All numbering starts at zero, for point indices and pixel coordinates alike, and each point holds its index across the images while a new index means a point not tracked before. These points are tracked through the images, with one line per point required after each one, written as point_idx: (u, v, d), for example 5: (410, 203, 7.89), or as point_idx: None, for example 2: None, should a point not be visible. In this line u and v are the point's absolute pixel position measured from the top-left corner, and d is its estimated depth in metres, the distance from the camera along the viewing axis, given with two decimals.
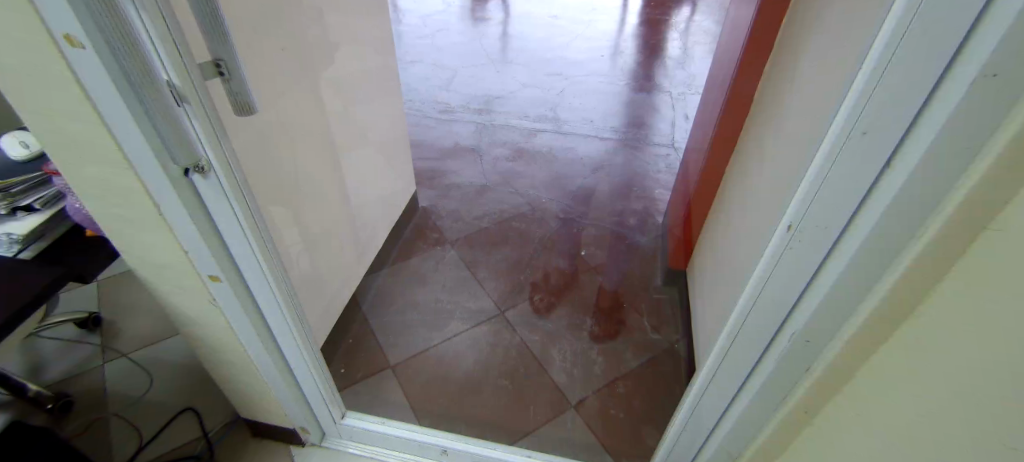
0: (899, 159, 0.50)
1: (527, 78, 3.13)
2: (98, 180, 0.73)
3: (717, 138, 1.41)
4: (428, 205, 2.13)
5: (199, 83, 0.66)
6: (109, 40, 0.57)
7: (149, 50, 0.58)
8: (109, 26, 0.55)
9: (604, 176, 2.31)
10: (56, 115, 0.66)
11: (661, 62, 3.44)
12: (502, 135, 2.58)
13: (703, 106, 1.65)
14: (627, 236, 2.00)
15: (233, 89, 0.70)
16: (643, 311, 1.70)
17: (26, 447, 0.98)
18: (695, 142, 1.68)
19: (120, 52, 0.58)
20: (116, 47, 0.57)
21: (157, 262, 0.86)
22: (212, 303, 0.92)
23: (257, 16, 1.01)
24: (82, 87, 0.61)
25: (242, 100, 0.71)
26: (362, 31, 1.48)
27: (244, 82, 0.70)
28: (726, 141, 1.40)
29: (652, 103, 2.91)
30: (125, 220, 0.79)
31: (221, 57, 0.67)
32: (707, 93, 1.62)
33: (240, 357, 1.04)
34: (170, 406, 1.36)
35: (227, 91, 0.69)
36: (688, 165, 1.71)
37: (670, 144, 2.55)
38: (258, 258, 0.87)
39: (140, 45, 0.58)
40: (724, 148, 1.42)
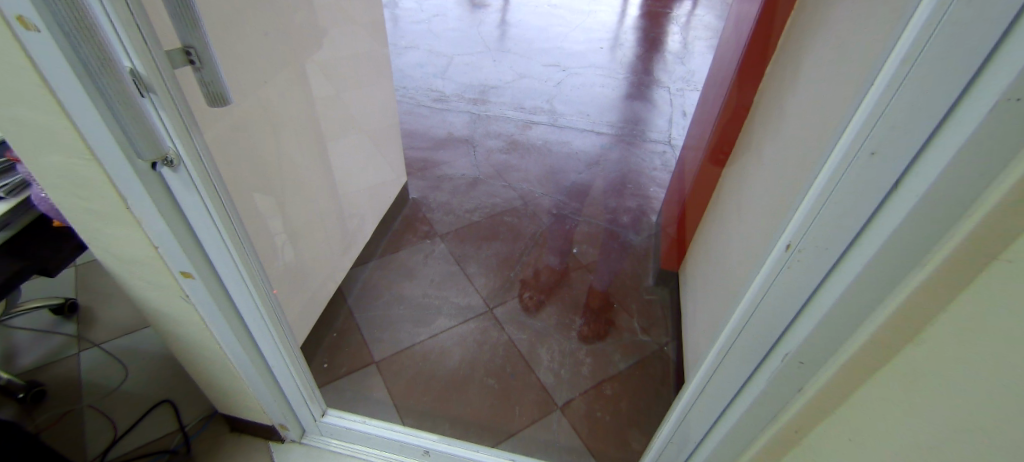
0: (907, 183, 0.47)
1: (524, 68, 3.04)
2: (60, 171, 0.69)
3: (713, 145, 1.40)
4: (419, 196, 2.07)
5: (164, 70, 0.61)
6: (61, 26, 0.52)
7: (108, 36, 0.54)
8: (62, 10, 0.50)
9: (600, 171, 2.27)
10: (11, 101, 0.61)
11: (661, 56, 3.39)
12: (497, 126, 2.51)
13: (701, 107, 1.62)
14: (620, 234, 1.98)
15: (205, 78, 0.65)
16: (633, 311, 1.69)
17: None
18: (692, 140, 1.64)
19: (75, 39, 0.53)
20: (70, 33, 0.52)
21: (125, 257, 0.82)
22: (185, 300, 0.87)
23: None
24: (37, 71, 0.56)
25: (215, 91, 0.67)
26: (351, 16, 1.42)
27: (216, 70, 0.65)
28: (724, 147, 1.37)
29: (650, 98, 2.86)
30: (91, 214, 0.75)
31: (191, 44, 0.62)
32: (704, 96, 1.60)
33: (215, 354, 1.01)
34: (147, 397, 1.33)
35: (198, 81, 0.65)
36: (685, 165, 1.68)
37: (667, 141, 2.52)
38: (234, 255, 0.83)
39: (97, 30, 0.53)
40: (720, 155, 1.40)
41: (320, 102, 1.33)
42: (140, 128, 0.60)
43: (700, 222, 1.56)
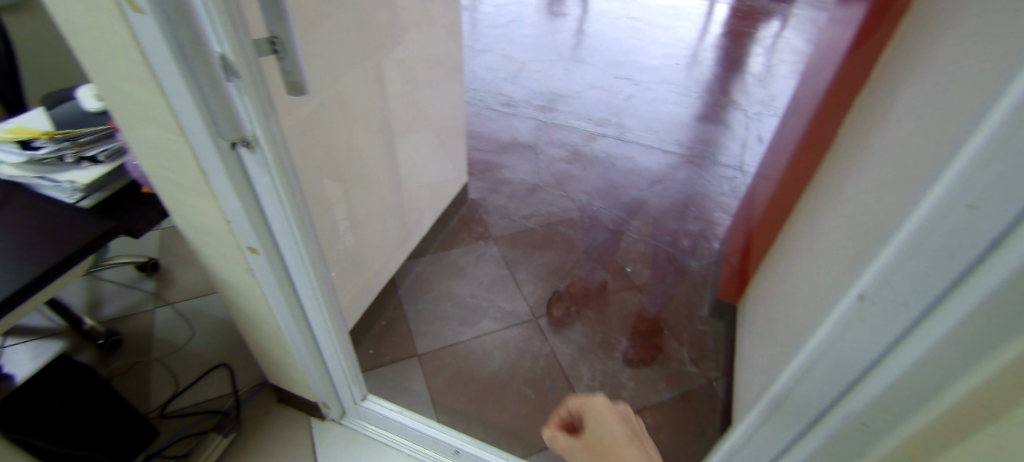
0: (1009, 246, 0.37)
1: (596, 79, 3.00)
2: (155, 144, 0.75)
3: (792, 172, 1.30)
4: (477, 197, 2.08)
5: (252, 58, 0.65)
6: (166, 12, 0.56)
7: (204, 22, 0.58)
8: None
9: (662, 191, 2.19)
10: (120, 78, 0.67)
11: (741, 77, 3.23)
12: (562, 136, 2.49)
13: (779, 133, 1.52)
14: (677, 257, 1.89)
15: (286, 67, 0.69)
16: (683, 340, 1.61)
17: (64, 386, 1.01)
18: (767, 168, 1.55)
19: (176, 24, 0.57)
20: (172, 20, 0.57)
21: (203, 228, 0.88)
22: (249, 273, 0.93)
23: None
24: (139, 49, 0.62)
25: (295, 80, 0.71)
26: (431, 17, 1.45)
27: (298, 62, 0.69)
28: (801, 177, 1.27)
29: (725, 120, 2.73)
30: (177, 185, 0.81)
31: (277, 35, 0.66)
32: (783, 121, 1.50)
33: (271, 327, 1.06)
34: (207, 359, 1.43)
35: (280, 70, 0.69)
36: (756, 193, 1.59)
37: (738, 166, 2.38)
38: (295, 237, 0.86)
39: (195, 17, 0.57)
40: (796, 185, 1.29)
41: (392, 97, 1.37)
42: (224, 109, 0.66)
43: (767, 254, 1.45)
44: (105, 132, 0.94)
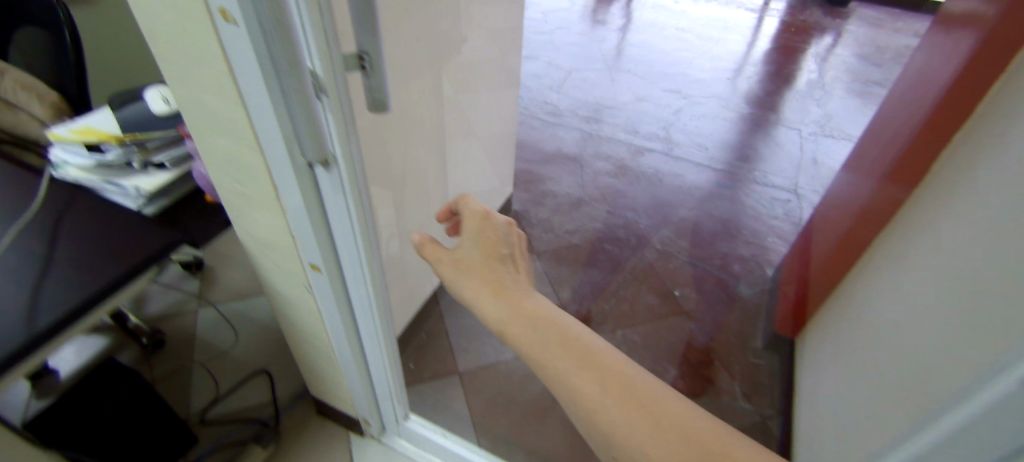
0: None
1: (643, 90, 2.92)
2: (226, 155, 0.72)
3: (871, 211, 1.23)
4: (521, 209, 2.02)
5: (340, 75, 0.61)
6: (263, 26, 0.52)
7: (299, 37, 0.54)
8: (266, 12, 0.51)
9: (712, 211, 2.10)
10: (200, 88, 0.64)
11: (793, 94, 3.10)
12: (608, 148, 2.41)
13: (851, 167, 1.44)
14: (727, 283, 1.81)
15: (371, 84, 0.65)
16: (735, 372, 1.54)
17: (104, 400, 0.99)
18: (837, 203, 1.46)
19: (273, 41, 0.53)
20: (269, 36, 0.53)
21: (264, 241, 0.84)
22: (307, 289, 0.90)
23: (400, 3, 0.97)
24: (226, 60, 0.58)
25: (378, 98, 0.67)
26: (492, 26, 1.42)
27: (384, 79, 0.65)
28: (879, 216, 1.20)
29: (778, 139, 2.61)
30: (243, 197, 0.78)
31: (365, 49, 0.61)
32: (857, 155, 1.43)
33: (321, 343, 1.03)
34: (248, 364, 1.41)
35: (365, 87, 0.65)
36: (823, 228, 1.49)
37: (793, 189, 2.26)
38: (361, 258, 0.83)
39: (291, 32, 0.53)
40: (872, 224, 1.22)
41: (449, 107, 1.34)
42: (310, 130, 0.62)
43: (831, 293, 1.38)
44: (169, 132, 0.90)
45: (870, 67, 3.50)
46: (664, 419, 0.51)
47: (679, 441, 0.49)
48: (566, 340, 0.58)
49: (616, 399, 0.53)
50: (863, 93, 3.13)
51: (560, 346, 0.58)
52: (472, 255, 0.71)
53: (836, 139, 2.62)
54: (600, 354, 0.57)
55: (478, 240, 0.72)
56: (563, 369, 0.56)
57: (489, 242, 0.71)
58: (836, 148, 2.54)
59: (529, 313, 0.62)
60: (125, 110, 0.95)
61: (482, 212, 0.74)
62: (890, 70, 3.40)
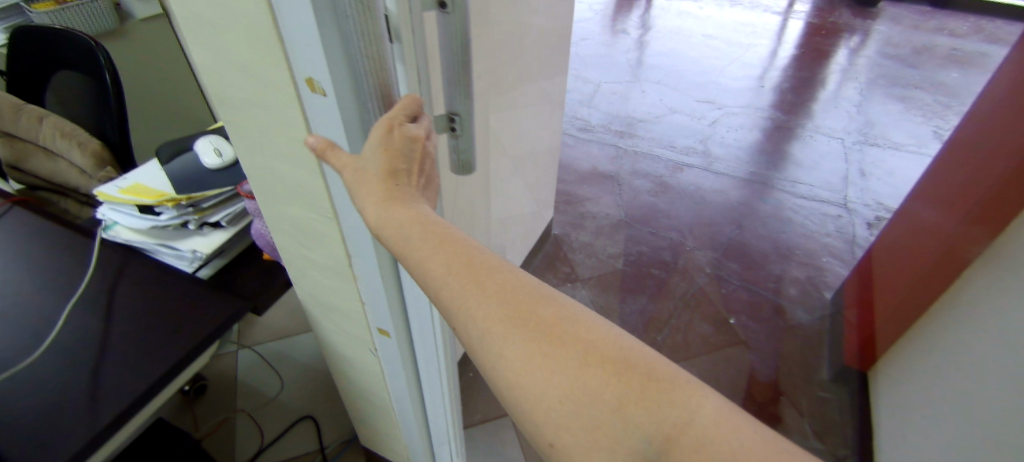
0: None
1: (675, 102, 2.84)
2: (296, 222, 0.66)
3: (950, 250, 1.13)
4: (561, 233, 1.95)
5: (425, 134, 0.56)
6: (358, 81, 0.47)
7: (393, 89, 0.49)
8: (365, 69, 0.45)
9: (761, 230, 2.01)
10: (274, 155, 0.58)
11: (831, 101, 3.00)
12: (645, 165, 2.34)
13: (917, 195, 1.34)
14: (785, 308, 1.71)
15: (458, 146, 0.59)
16: (803, 408, 1.44)
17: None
18: (906, 223, 1.35)
19: (366, 93, 0.48)
20: (363, 89, 0.47)
21: (328, 304, 0.78)
22: (373, 352, 0.83)
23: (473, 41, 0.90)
24: (307, 130, 0.52)
25: (459, 159, 0.60)
26: (547, 54, 1.34)
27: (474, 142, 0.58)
28: (960, 256, 1.11)
29: (820, 150, 2.51)
30: (310, 261, 0.71)
31: (457, 112, 0.55)
32: (925, 183, 1.33)
33: (381, 402, 0.96)
34: (293, 410, 1.35)
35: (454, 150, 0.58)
36: (891, 251, 1.39)
37: (842, 203, 2.16)
38: (434, 324, 0.75)
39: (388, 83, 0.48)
40: (953, 264, 1.13)
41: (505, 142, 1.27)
42: None
43: (904, 334, 1.28)
44: (223, 185, 0.85)
45: (908, 70, 3.38)
46: (570, 354, 0.41)
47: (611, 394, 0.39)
48: (463, 264, 0.46)
49: (516, 330, 0.43)
50: (904, 97, 3.04)
51: (458, 269, 0.46)
52: (371, 167, 0.49)
53: (882, 148, 2.53)
54: (520, 293, 0.45)
55: (372, 150, 0.48)
56: (462, 306, 0.45)
57: (388, 152, 0.48)
58: (883, 157, 2.44)
59: (420, 240, 0.47)
60: (177, 163, 0.91)
61: (391, 123, 0.49)
62: (926, 72, 3.35)
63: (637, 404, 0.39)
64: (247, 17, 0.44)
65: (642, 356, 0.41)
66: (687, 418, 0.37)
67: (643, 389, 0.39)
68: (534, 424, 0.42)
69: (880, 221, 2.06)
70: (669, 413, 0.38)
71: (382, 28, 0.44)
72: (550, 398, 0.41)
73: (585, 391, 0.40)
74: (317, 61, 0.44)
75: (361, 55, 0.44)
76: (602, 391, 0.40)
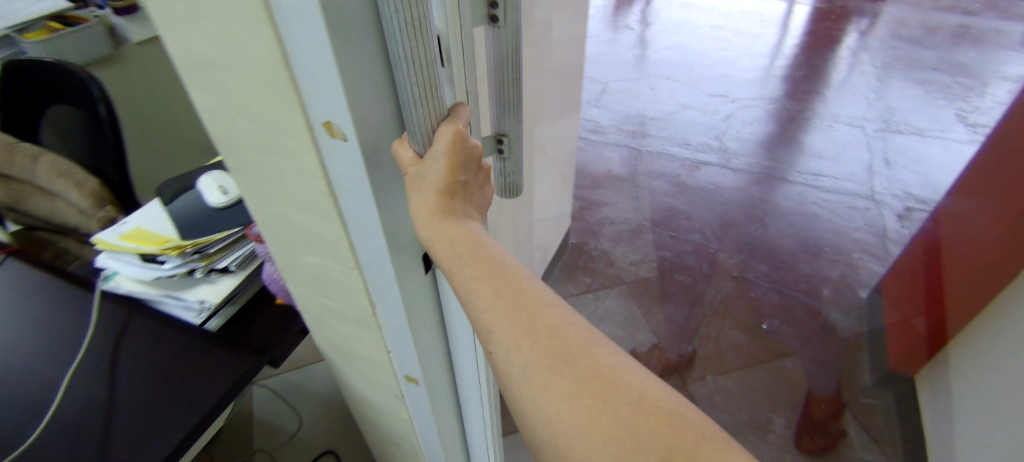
0: None
1: (686, 97, 2.76)
2: (313, 270, 0.59)
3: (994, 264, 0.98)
4: (579, 241, 1.89)
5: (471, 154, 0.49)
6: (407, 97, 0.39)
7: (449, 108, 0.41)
8: (418, 87, 0.38)
9: (787, 228, 1.93)
10: (287, 203, 0.52)
11: (847, 87, 2.91)
12: (660, 165, 2.27)
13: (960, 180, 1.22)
14: (820, 310, 1.63)
15: (505, 169, 0.52)
16: (848, 419, 1.35)
17: None
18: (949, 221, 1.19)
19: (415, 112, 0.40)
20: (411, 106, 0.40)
21: (350, 352, 0.72)
22: (399, 399, 0.76)
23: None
24: (326, 176, 0.46)
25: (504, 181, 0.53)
26: (566, 61, 1.27)
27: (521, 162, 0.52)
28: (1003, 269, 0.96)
29: (841, 139, 2.43)
30: (330, 310, 0.65)
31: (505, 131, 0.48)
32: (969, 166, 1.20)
33: (408, 446, 0.89)
34: (313, 446, 1.29)
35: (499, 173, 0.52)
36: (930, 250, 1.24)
37: (869, 195, 2.08)
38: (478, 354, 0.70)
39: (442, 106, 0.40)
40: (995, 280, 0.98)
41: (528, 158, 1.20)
42: None
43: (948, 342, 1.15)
44: (232, 224, 0.79)
45: (923, 51, 3.29)
46: (623, 405, 0.37)
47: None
48: (515, 292, 0.42)
49: (566, 375, 0.38)
50: (922, 80, 2.95)
51: (507, 296, 0.42)
52: (432, 179, 0.42)
53: (904, 134, 2.45)
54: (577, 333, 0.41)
55: (437, 159, 0.41)
56: (498, 333, 0.41)
57: (454, 161, 0.41)
58: (906, 144, 2.37)
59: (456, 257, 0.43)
60: (179, 204, 0.85)
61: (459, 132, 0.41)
62: (942, 52, 3.26)
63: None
64: (255, 55, 0.38)
65: (691, 412, 0.37)
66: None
67: (694, 447, 0.35)
68: (566, 459, 0.39)
69: (910, 212, 1.98)
70: None
71: (435, 50, 0.37)
72: (589, 442, 0.37)
73: (635, 447, 0.36)
74: (336, 99, 0.38)
75: (411, 81, 0.37)
76: (647, 444, 0.36)
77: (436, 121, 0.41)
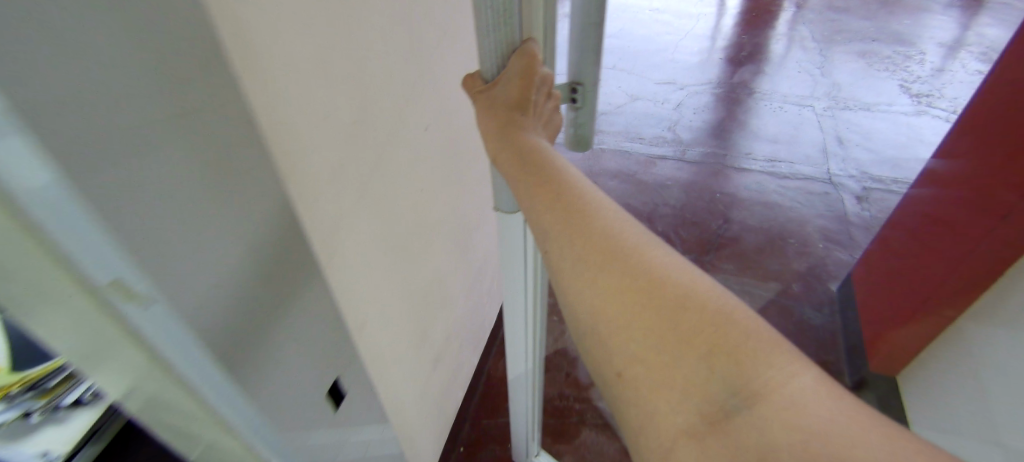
0: None
1: (634, 88, 2.69)
2: None
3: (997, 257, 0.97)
4: None
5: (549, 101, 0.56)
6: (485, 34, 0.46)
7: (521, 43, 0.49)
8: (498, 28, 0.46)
9: (748, 220, 1.88)
10: None
11: (790, 63, 2.91)
12: (615, 163, 2.18)
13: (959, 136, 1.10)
14: (791, 310, 1.57)
15: (577, 119, 0.61)
16: None
17: None
18: (909, 223, 1.22)
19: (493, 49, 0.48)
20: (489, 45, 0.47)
21: None
22: None
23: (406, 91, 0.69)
24: None
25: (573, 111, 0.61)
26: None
27: (593, 111, 0.60)
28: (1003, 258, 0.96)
29: (792, 119, 2.42)
30: None
31: (580, 80, 0.57)
32: (981, 112, 1.05)
33: None
34: None
35: (573, 121, 0.60)
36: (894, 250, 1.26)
37: (826, 178, 2.06)
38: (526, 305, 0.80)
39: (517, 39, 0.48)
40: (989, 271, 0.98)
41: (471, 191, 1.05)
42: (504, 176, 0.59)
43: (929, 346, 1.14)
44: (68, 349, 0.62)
45: (858, 22, 3.40)
46: (671, 325, 0.36)
47: (711, 375, 0.34)
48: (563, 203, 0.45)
49: (609, 281, 0.40)
50: (863, 53, 3.00)
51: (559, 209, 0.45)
52: (503, 97, 0.49)
53: (853, 110, 2.46)
54: (622, 242, 0.41)
55: (510, 79, 0.49)
56: (547, 223, 0.45)
57: (525, 81, 0.49)
58: (856, 120, 2.38)
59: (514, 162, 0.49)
60: None
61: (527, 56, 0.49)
62: (876, 22, 3.37)
63: (729, 357, 0.34)
64: None
65: (740, 312, 0.36)
66: (785, 389, 0.32)
67: (746, 349, 0.34)
68: (604, 351, 0.39)
69: (868, 193, 1.97)
70: (766, 378, 0.33)
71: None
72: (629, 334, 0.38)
73: (676, 362, 0.35)
74: None
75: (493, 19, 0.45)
76: (690, 355, 0.35)
77: (507, 53, 0.48)
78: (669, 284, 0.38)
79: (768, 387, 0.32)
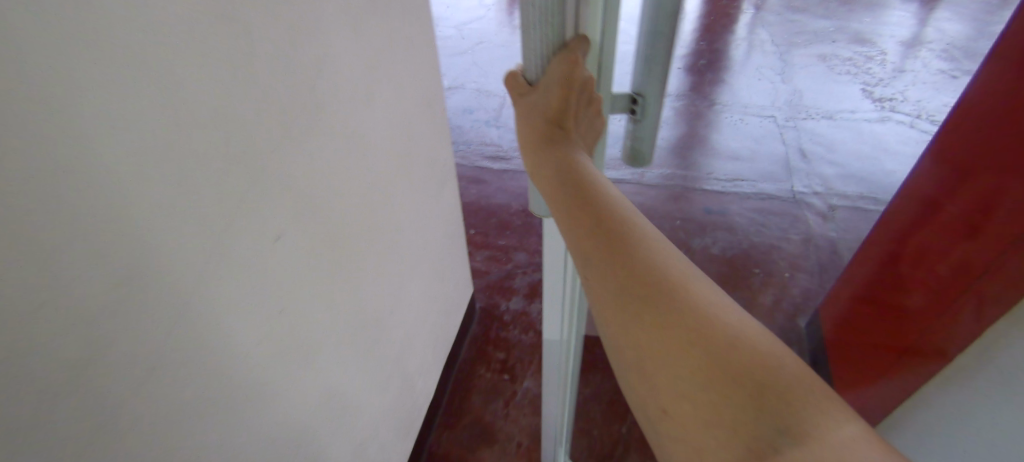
0: None
1: None
2: None
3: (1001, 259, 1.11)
4: None
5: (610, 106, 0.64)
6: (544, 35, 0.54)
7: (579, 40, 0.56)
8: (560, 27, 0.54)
9: None
10: None
11: (748, 76, 3.79)
12: None
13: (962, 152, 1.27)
14: None
15: (637, 132, 0.68)
16: None
17: None
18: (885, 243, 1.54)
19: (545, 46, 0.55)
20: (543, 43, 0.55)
21: None
22: None
23: (291, 152, 0.82)
24: None
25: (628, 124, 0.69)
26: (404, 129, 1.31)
27: (654, 118, 0.66)
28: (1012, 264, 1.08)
29: (739, 131, 3.27)
30: None
31: (642, 92, 0.63)
32: (970, 135, 1.25)
33: None
34: None
35: (632, 129, 0.67)
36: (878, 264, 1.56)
37: None
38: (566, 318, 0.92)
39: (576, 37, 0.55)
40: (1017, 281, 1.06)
41: (375, 233, 1.19)
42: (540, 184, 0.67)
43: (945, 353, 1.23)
44: None
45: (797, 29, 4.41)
46: (712, 359, 0.46)
47: (749, 408, 0.44)
48: (609, 247, 0.54)
49: (664, 328, 0.49)
50: (823, 56, 3.96)
51: (605, 256, 0.54)
52: (551, 97, 0.58)
53: (816, 120, 3.29)
54: (665, 286, 0.51)
55: (551, 87, 0.57)
56: (598, 270, 0.54)
57: (564, 90, 0.57)
58: (817, 131, 3.19)
59: (563, 197, 0.59)
60: None
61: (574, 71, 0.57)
62: (830, 21, 4.43)
63: (778, 402, 0.43)
64: None
65: (783, 359, 0.47)
66: (812, 422, 0.42)
67: (792, 398, 0.44)
68: (653, 392, 0.48)
69: (834, 212, 2.62)
70: (796, 411, 0.43)
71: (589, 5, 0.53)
72: (649, 339, 0.49)
73: (725, 391, 0.45)
74: None
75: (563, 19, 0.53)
76: (736, 383, 0.45)
77: (556, 61, 0.56)
78: (714, 326, 0.48)
79: (827, 436, 0.41)
